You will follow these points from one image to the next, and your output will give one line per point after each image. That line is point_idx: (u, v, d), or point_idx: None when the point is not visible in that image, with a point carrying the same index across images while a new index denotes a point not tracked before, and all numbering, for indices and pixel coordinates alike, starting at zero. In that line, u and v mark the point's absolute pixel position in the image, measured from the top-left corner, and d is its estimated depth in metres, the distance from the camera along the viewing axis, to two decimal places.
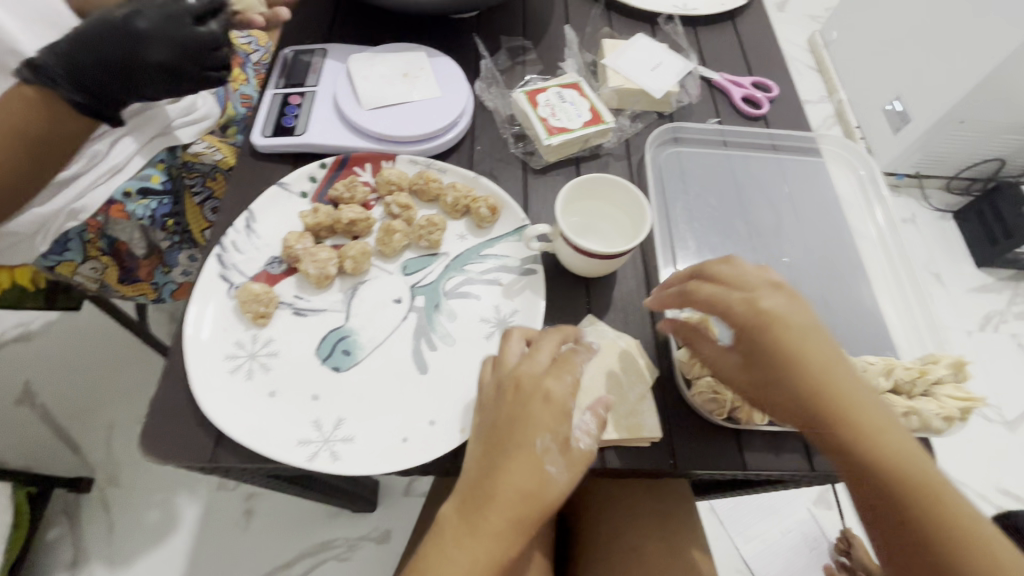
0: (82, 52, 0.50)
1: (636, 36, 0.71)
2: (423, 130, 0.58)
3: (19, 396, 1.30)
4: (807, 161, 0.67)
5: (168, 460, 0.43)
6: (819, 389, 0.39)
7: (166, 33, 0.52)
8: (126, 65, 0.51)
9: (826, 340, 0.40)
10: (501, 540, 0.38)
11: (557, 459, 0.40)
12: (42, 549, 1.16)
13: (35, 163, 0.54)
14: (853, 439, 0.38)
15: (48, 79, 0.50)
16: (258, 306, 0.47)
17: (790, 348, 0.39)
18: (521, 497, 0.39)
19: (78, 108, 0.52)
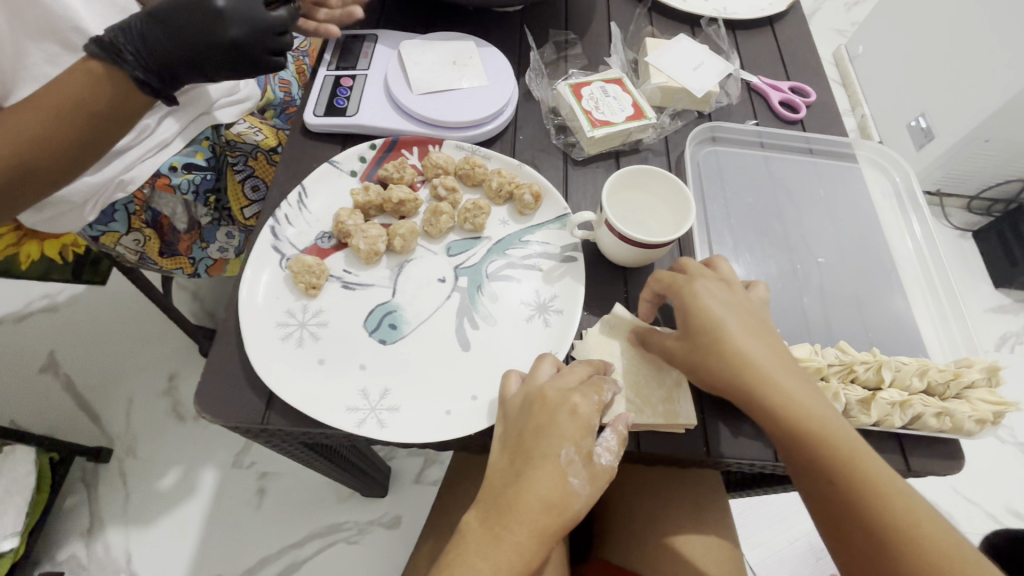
0: (159, 27, 0.51)
1: (677, 36, 0.72)
2: (469, 118, 0.59)
3: (44, 364, 1.33)
4: (842, 166, 0.68)
5: (221, 420, 0.44)
6: (744, 370, 0.43)
7: (240, 13, 0.54)
8: (198, 41, 0.52)
9: (753, 327, 0.45)
10: (525, 551, 0.39)
11: (580, 473, 0.41)
12: (59, 515, 1.18)
13: (94, 137, 0.54)
14: (777, 416, 0.42)
15: (117, 55, 0.51)
16: (310, 278, 0.49)
17: (718, 332, 0.44)
18: (545, 507, 0.40)
19: (141, 86, 0.53)
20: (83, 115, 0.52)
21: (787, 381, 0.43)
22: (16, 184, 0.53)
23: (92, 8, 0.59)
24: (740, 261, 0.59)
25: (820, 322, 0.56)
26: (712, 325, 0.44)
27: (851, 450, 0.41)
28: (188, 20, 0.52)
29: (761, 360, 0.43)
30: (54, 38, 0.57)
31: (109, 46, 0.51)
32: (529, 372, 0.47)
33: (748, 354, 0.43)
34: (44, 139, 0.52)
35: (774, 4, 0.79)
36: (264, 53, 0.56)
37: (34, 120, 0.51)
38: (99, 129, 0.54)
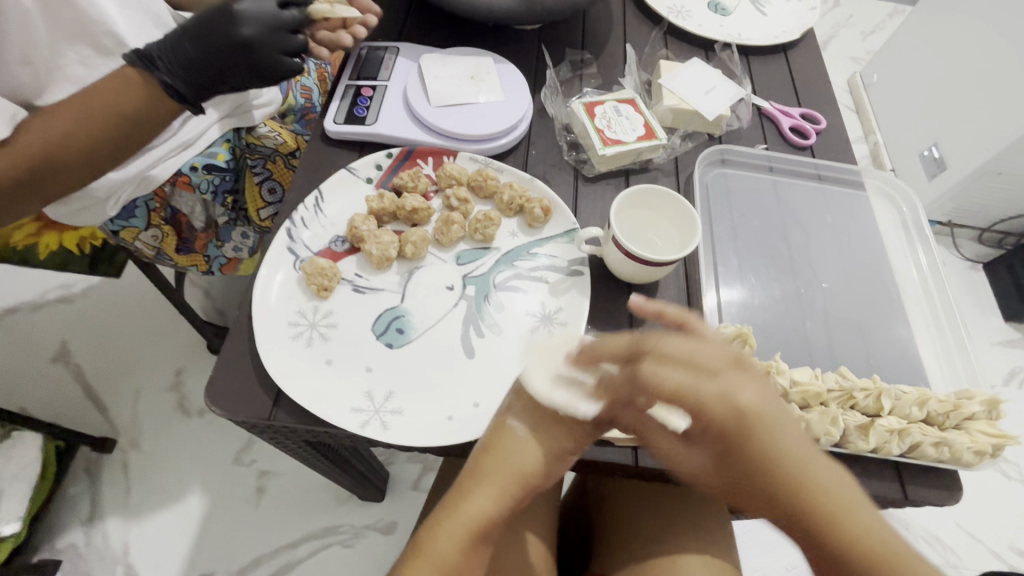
0: (185, 36, 0.54)
1: (691, 59, 0.74)
2: (485, 131, 0.61)
3: (56, 353, 1.36)
4: (850, 193, 0.69)
5: (230, 414, 0.45)
6: (787, 482, 0.38)
7: (257, 16, 0.55)
8: (220, 49, 0.54)
9: (792, 424, 0.40)
10: (491, 506, 0.44)
11: (524, 416, 0.46)
12: (61, 503, 1.19)
13: (121, 140, 0.56)
14: (790, 493, 0.38)
15: (150, 63, 0.54)
16: (324, 280, 0.50)
17: (768, 452, 0.38)
18: (511, 466, 0.45)
19: (168, 91, 0.55)
20: (113, 119, 0.54)
21: (817, 466, 0.39)
22: (38, 180, 0.54)
23: (126, 14, 0.62)
24: (745, 282, 0.60)
25: (821, 346, 0.57)
26: (763, 445, 0.39)
27: (897, 547, 0.37)
28: (211, 29, 0.54)
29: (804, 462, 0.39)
30: (88, 41, 0.59)
31: (146, 55, 0.54)
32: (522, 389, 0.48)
33: (799, 462, 0.38)
34: (73, 139, 0.54)
35: (787, 33, 0.82)
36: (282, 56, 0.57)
37: (67, 119, 0.53)
38: (126, 132, 0.56)
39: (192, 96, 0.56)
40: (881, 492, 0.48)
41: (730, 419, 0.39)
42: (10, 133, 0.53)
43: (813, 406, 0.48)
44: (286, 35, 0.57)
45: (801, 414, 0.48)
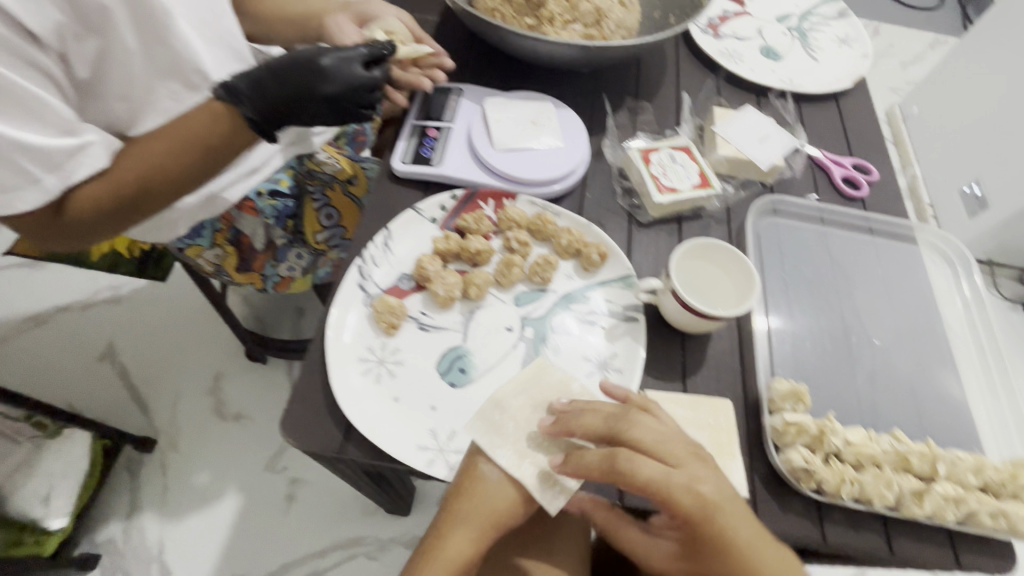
0: (271, 76, 0.56)
1: (744, 106, 0.75)
2: (545, 176, 0.63)
3: (103, 352, 1.41)
4: (901, 247, 0.69)
5: (301, 445, 0.48)
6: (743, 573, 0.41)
7: (343, 75, 0.59)
8: (303, 95, 0.57)
9: (746, 513, 0.43)
10: (467, 547, 0.46)
11: (495, 462, 0.47)
12: (102, 500, 1.23)
13: (206, 168, 0.59)
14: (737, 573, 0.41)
15: (235, 98, 0.56)
16: (393, 319, 0.53)
17: (728, 544, 0.41)
18: (485, 509, 0.46)
19: (250, 125, 0.57)
20: (200, 149, 0.57)
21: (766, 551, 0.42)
22: (129, 206, 0.58)
23: (213, 52, 0.65)
24: (795, 334, 0.61)
25: (873, 403, 0.57)
26: (721, 536, 0.41)
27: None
28: (295, 75, 0.57)
29: (758, 556, 0.41)
30: (176, 77, 0.62)
31: (232, 89, 0.56)
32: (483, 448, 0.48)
33: (750, 552, 0.41)
34: (165, 167, 0.57)
35: (840, 81, 0.83)
36: (357, 104, 0.60)
37: (160, 150, 0.57)
38: (212, 160, 0.59)
39: (269, 129, 0.58)
40: (933, 557, 0.48)
41: (698, 513, 0.41)
42: (109, 161, 0.57)
43: (866, 467, 0.49)
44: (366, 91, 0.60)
45: (855, 475, 0.48)
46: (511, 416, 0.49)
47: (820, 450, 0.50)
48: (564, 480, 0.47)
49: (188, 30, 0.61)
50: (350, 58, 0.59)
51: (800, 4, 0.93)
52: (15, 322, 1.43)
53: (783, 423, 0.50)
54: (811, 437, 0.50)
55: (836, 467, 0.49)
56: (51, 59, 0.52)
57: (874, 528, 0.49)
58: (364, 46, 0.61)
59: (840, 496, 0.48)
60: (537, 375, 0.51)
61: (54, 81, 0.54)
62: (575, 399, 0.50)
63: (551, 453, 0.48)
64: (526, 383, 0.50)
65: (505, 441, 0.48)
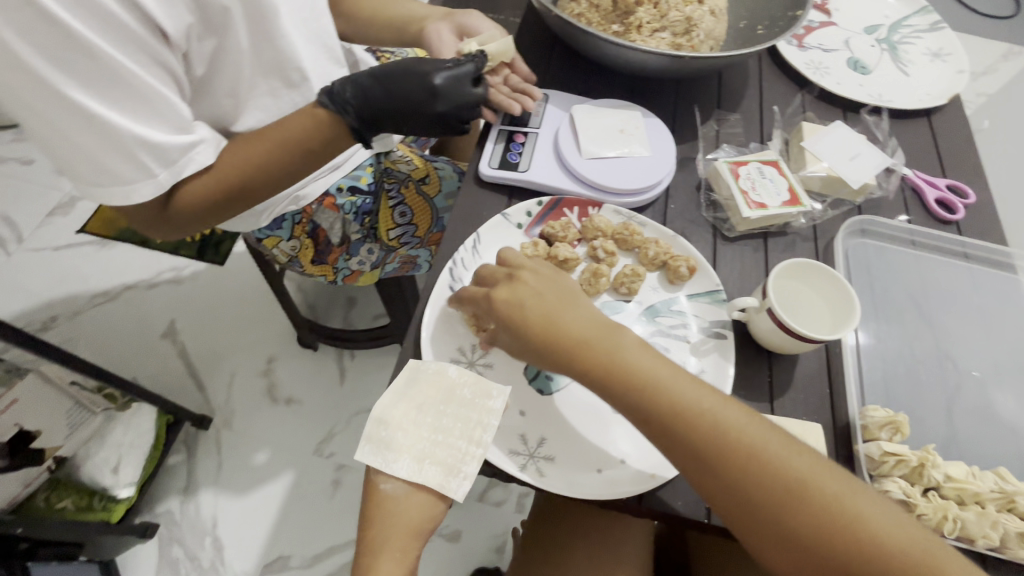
0: (383, 88, 0.57)
1: (834, 122, 0.73)
2: (633, 186, 0.63)
3: (164, 331, 1.47)
4: (1000, 274, 0.66)
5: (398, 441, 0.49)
6: (549, 345, 0.46)
7: (454, 92, 0.59)
8: (410, 106, 0.58)
9: (563, 301, 0.48)
10: (398, 567, 0.46)
11: (395, 477, 0.47)
12: (162, 473, 1.28)
13: (302, 168, 0.61)
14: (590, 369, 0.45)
15: (340, 105, 0.57)
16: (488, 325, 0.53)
17: (541, 320, 0.47)
18: (402, 522, 0.47)
19: (353, 134, 0.59)
20: (298, 151, 0.59)
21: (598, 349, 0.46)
22: (230, 201, 0.60)
23: (312, 52, 0.67)
24: (885, 358, 0.59)
25: (968, 438, 0.55)
26: (551, 331, 0.47)
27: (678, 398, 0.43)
28: (407, 88, 0.58)
29: (564, 322, 0.47)
30: (278, 75, 0.64)
31: (337, 98, 0.57)
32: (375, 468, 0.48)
33: (574, 343, 0.46)
34: (266, 168, 0.59)
35: (932, 96, 0.80)
36: (459, 120, 0.61)
37: (263, 149, 0.58)
38: (309, 163, 0.61)
39: (369, 136, 0.60)
40: None
41: (499, 298, 0.49)
42: (215, 158, 0.59)
43: (969, 505, 0.47)
44: (471, 108, 0.60)
45: (958, 512, 0.47)
46: (398, 422, 0.48)
47: (919, 482, 0.49)
48: (466, 467, 0.48)
49: (292, 30, 0.64)
50: (461, 75, 0.59)
51: (888, 15, 0.90)
52: (86, 297, 1.50)
53: (881, 453, 0.49)
54: (910, 469, 0.48)
55: (937, 502, 0.47)
56: (175, 57, 0.55)
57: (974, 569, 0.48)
58: (472, 61, 0.61)
59: (941, 531, 0.47)
60: (412, 377, 0.50)
61: (176, 78, 0.56)
62: (455, 385, 0.50)
63: (449, 446, 0.48)
64: (403, 388, 0.49)
65: (392, 449, 0.48)
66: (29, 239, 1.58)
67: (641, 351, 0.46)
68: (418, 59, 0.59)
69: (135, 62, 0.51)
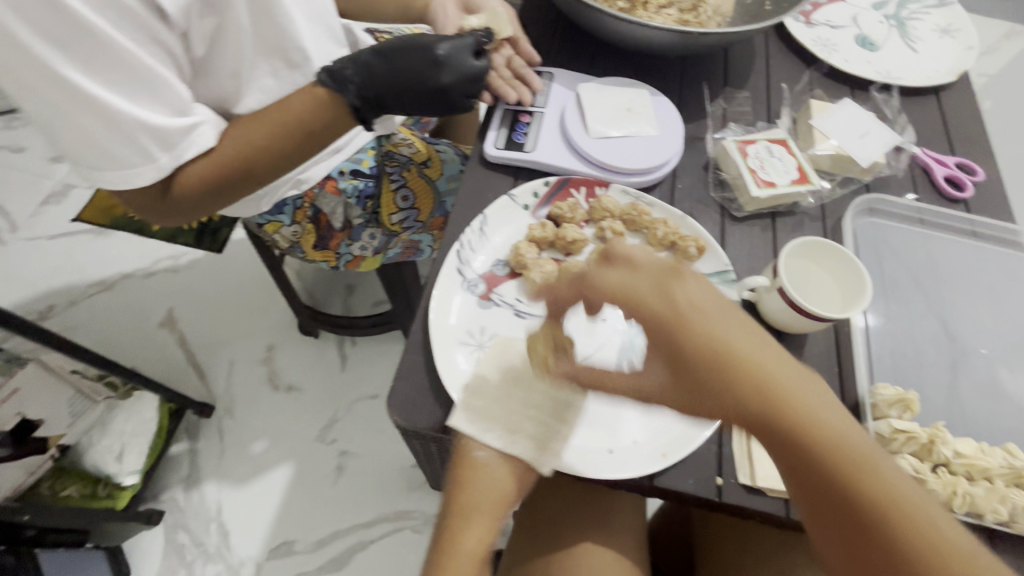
0: (387, 63, 0.56)
1: (841, 100, 0.72)
2: (640, 165, 0.62)
3: (163, 320, 1.46)
4: (1009, 252, 0.65)
5: (408, 425, 0.49)
6: (709, 369, 0.34)
7: (453, 65, 0.58)
8: (408, 81, 0.57)
9: (739, 320, 0.35)
10: (487, 538, 0.43)
11: (490, 446, 0.45)
12: (166, 461, 1.29)
13: (302, 151, 0.60)
14: (756, 399, 0.34)
15: (340, 84, 0.56)
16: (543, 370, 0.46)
17: (721, 347, 0.34)
18: (493, 494, 0.44)
19: (355, 112, 0.58)
20: (300, 135, 0.57)
21: (775, 381, 0.34)
22: (234, 185, 0.59)
23: (313, 31, 0.66)
24: (892, 335, 0.59)
25: (978, 416, 0.55)
26: (713, 352, 0.34)
27: (866, 447, 0.33)
28: (405, 62, 0.57)
29: (751, 355, 0.34)
30: (280, 55, 0.63)
31: (337, 75, 0.56)
32: (467, 434, 0.46)
33: (747, 375, 0.34)
34: (267, 151, 0.58)
35: (941, 73, 0.79)
36: (465, 98, 0.59)
37: (266, 132, 0.57)
38: (310, 145, 0.59)
39: (371, 115, 0.59)
40: None
41: (663, 311, 0.35)
42: (215, 141, 0.57)
43: (978, 481, 0.48)
44: (471, 81, 0.59)
45: (967, 488, 0.47)
46: (488, 393, 0.47)
47: (928, 459, 0.49)
48: (557, 443, 0.46)
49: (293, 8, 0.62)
50: (460, 47, 0.58)
51: None
52: (84, 287, 1.49)
53: (892, 430, 0.49)
54: (919, 446, 0.49)
55: (947, 478, 0.47)
56: (174, 36, 0.53)
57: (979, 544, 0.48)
58: (474, 38, 0.60)
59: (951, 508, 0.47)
60: (501, 351, 0.50)
61: (175, 58, 0.55)
62: None
63: (541, 422, 0.46)
64: (495, 358, 0.50)
65: (483, 417, 0.46)
66: (24, 229, 1.55)
67: (823, 390, 0.35)
68: (419, 35, 0.59)
69: (133, 41, 0.49)
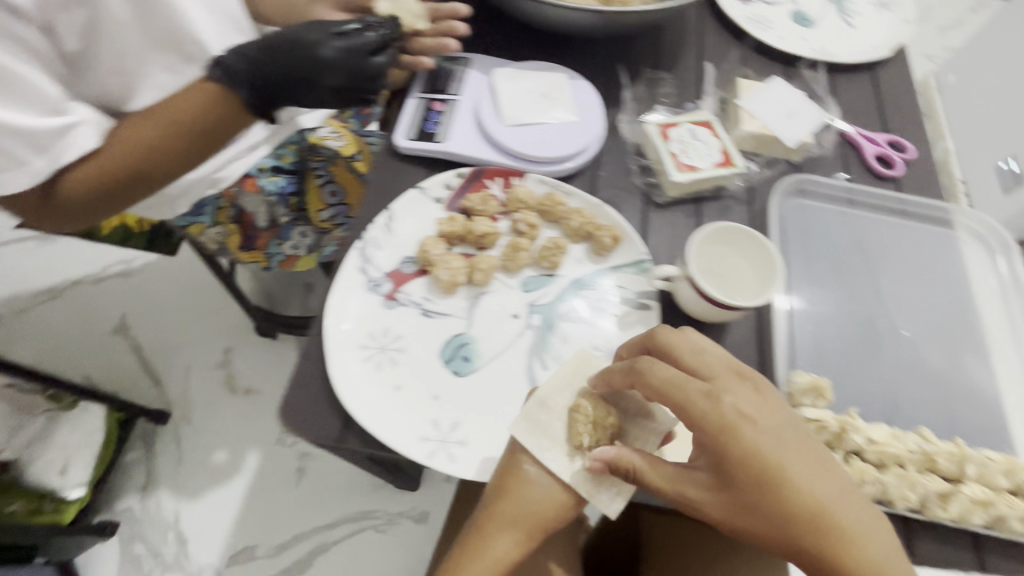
0: (271, 58, 0.53)
1: (772, 78, 0.70)
2: (555, 154, 0.60)
3: (115, 326, 1.41)
4: (938, 230, 0.64)
5: (300, 434, 0.47)
6: (759, 474, 0.41)
7: (346, 63, 0.55)
8: (301, 78, 0.54)
9: (784, 430, 0.43)
10: (513, 550, 0.44)
11: (544, 465, 0.46)
12: (120, 470, 1.24)
13: (196, 150, 0.56)
14: (794, 501, 0.40)
15: (231, 80, 0.53)
16: (596, 436, 0.46)
17: (760, 456, 0.41)
18: (529, 509, 0.44)
19: (248, 111, 0.55)
20: (191, 131, 0.54)
21: (812, 482, 0.41)
22: (128, 188, 0.55)
23: (211, 20, 0.62)
24: (818, 319, 0.58)
25: (902, 401, 0.54)
26: (765, 457, 0.41)
27: (879, 557, 0.40)
28: (295, 58, 0.54)
29: (787, 462, 0.41)
30: (174, 49, 0.60)
31: (227, 70, 0.53)
32: (517, 451, 0.46)
33: (790, 479, 0.41)
34: (157, 150, 0.54)
35: (878, 49, 0.77)
36: (360, 93, 0.57)
37: (157, 129, 0.53)
38: (206, 144, 0.56)
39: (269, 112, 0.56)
40: (955, 559, 0.47)
41: (722, 421, 0.42)
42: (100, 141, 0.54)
43: (889, 468, 0.47)
44: (369, 80, 0.56)
45: (877, 475, 0.46)
46: (554, 409, 0.48)
47: (840, 447, 0.47)
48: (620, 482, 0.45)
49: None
50: (355, 45, 0.55)
51: None
52: (30, 295, 1.44)
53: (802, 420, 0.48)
54: (831, 434, 0.47)
55: (857, 466, 0.46)
56: (31, 30, 0.50)
57: (896, 532, 0.47)
58: (372, 30, 0.56)
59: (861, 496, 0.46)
60: (580, 364, 0.50)
61: (39, 52, 0.51)
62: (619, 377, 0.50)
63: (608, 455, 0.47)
64: (569, 375, 0.49)
65: (542, 434, 0.47)
66: None
67: (852, 495, 0.42)
68: (310, 28, 0.55)
69: None
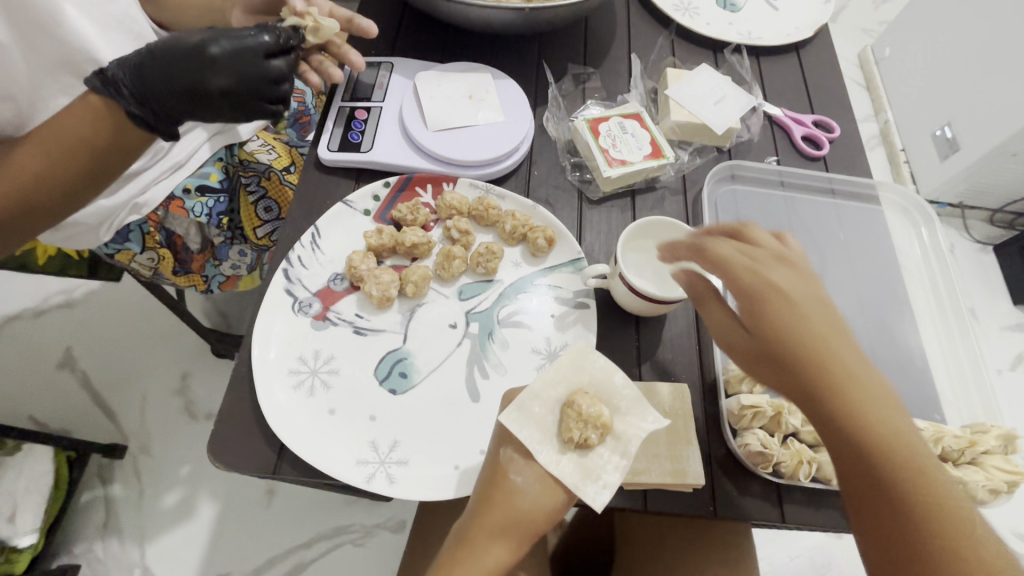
0: (152, 62, 0.49)
1: (698, 66, 0.70)
2: (485, 157, 0.59)
3: (60, 360, 1.20)
4: (864, 207, 0.66)
5: (229, 467, 0.45)
6: (797, 342, 0.36)
7: (239, 66, 0.51)
8: (191, 85, 0.50)
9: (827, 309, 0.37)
10: (503, 561, 0.40)
11: (531, 472, 0.42)
12: (75, 514, 1.07)
13: (90, 172, 0.51)
14: (832, 374, 0.35)
15: (114, 89, 0.49)
16: (586, 432, 0.42)
17: (805, 330, 0.36)
18: (519, 518, 0.40)
19: (137, 123, 0.50)
20: (80, 150, 0.50)
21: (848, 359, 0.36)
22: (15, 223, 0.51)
23: (109, 38, 0.59)
24: None
25: None
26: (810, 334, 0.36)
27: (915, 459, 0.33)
28: (182, 63, 0.49)
29: (824, 341, 0.36)
30: (70, 70, 0.57)
31: (108, 79, 0.49)
32: (505, 458, 0.42)
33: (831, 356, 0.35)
34: (50, 175, 0.50)
35: (801, 30, 0.77)
36: (259, 100, 0.53)
37: (40, 154, 0.49)
38: (101, 162, 0.51)
39: (163, 126, 0.51)
40: None
41: (760, 290, 0.38)
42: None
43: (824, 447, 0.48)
44: (268, 86, 0.53)
45: (813, 455, 0.47)
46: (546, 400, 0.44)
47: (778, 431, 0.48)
48: (606, 475, 0.42)
49: (73, 15, 0.55)
50: (249, 47, 0.52)
51: None
52: None
53: (740, 407, 0.49)
54: (767, 418, 0.48)
55: (793, 448, 0.47)
56: None
57: (836, 507, 0.48)
58: (269, 32, 0.54)
59: (797, 477, 0.47)
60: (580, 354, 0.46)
61: None
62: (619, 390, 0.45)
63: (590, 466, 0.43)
64: (565, 367, 0.46)
65: (534, 425, 0.43)
66: None
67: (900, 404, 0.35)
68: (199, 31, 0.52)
69: None
